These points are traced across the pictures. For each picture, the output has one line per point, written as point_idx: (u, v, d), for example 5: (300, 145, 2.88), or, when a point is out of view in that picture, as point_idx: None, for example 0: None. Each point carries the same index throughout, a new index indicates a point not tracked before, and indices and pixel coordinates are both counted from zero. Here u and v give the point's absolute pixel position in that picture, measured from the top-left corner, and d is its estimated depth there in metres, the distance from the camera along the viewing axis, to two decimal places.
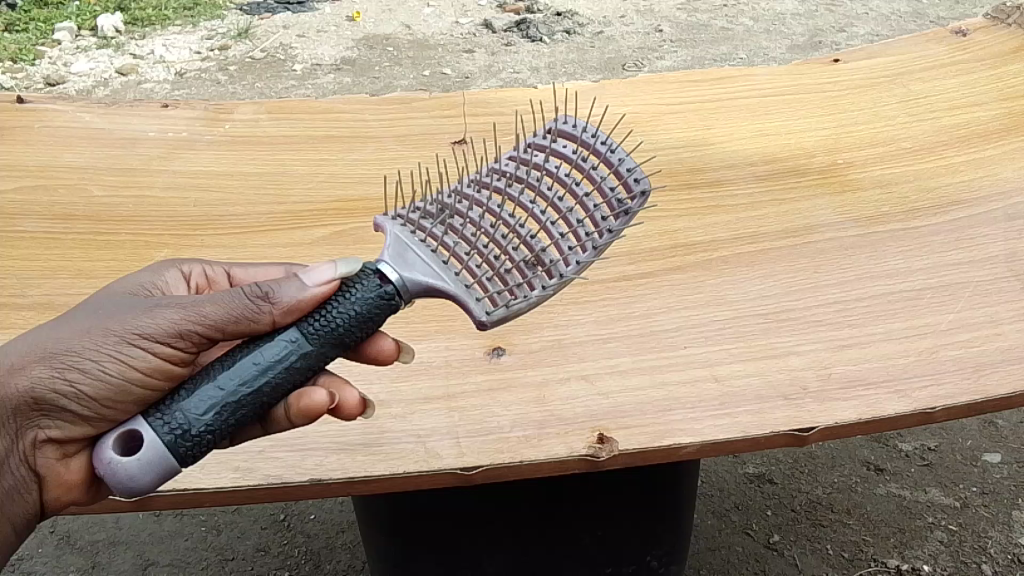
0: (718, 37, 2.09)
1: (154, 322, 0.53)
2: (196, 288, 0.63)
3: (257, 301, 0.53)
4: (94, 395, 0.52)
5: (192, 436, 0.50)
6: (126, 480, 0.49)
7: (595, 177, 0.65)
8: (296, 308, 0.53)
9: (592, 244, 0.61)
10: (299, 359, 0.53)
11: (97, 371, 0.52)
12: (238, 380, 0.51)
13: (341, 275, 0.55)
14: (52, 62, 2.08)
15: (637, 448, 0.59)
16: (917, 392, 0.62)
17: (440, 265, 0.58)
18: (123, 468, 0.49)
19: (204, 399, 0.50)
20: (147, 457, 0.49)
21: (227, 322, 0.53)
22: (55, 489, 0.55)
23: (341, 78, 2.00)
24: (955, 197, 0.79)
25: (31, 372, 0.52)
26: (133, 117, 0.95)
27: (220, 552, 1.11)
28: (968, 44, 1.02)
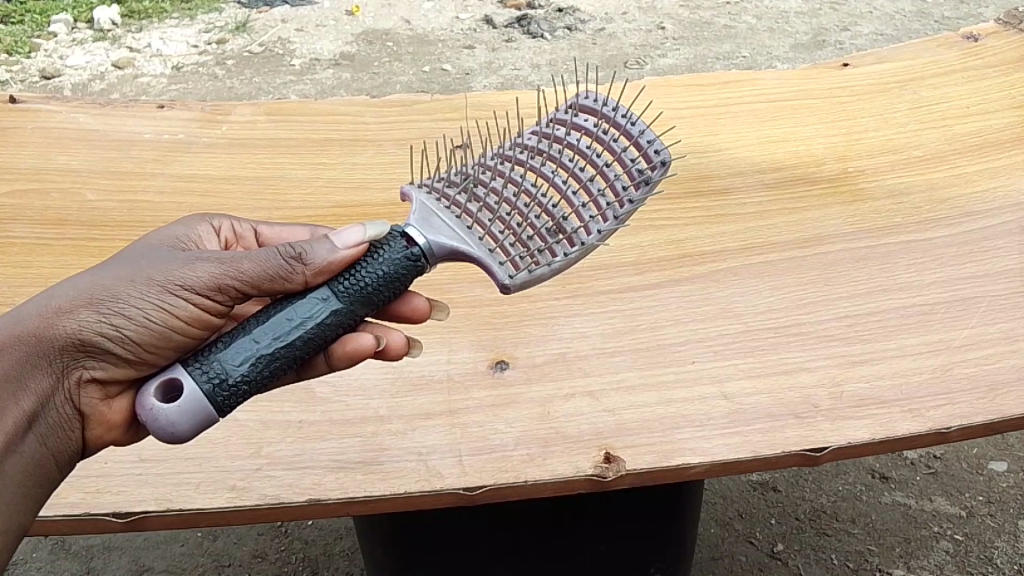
0: (721, 35, 2.06)
1: (195, 275, 0.54)
2: (226, 242, 0.67)
3: (289, 261, 0.55)
4: (140, 339, 0.53)
5: (229, 385, 0.51)
6: (164, 426, 0.50)
7: (615, 149, 0.68)
8: (328, 269, 0.56)
9: (613, 214, 0.64)
10: (330, 316, 0.55)
11: (140, 317, 0.53)
12: (273, 335, 0.53)
13: (369, 237, 0.57)
14: (48, 55, 2.06)
15: (644, 468, 0.58)
16: (932, 411, 0.60)
17: (463, 230, 0.61)
18: (162, 413, 0.50)
19: (240, 350, 0.52)
20: (187, 404, 0.50)
21: (262, 280, 0.55)
22: (98, 427, 0.55)
23: (340, 74, 1.98)
24: (968, 208, 0.77)
25: (79, 316, 0.53)
26: (128, 118, 0.93)
27: (216, 559, 1.09)
28: (980, 50, 1.00)
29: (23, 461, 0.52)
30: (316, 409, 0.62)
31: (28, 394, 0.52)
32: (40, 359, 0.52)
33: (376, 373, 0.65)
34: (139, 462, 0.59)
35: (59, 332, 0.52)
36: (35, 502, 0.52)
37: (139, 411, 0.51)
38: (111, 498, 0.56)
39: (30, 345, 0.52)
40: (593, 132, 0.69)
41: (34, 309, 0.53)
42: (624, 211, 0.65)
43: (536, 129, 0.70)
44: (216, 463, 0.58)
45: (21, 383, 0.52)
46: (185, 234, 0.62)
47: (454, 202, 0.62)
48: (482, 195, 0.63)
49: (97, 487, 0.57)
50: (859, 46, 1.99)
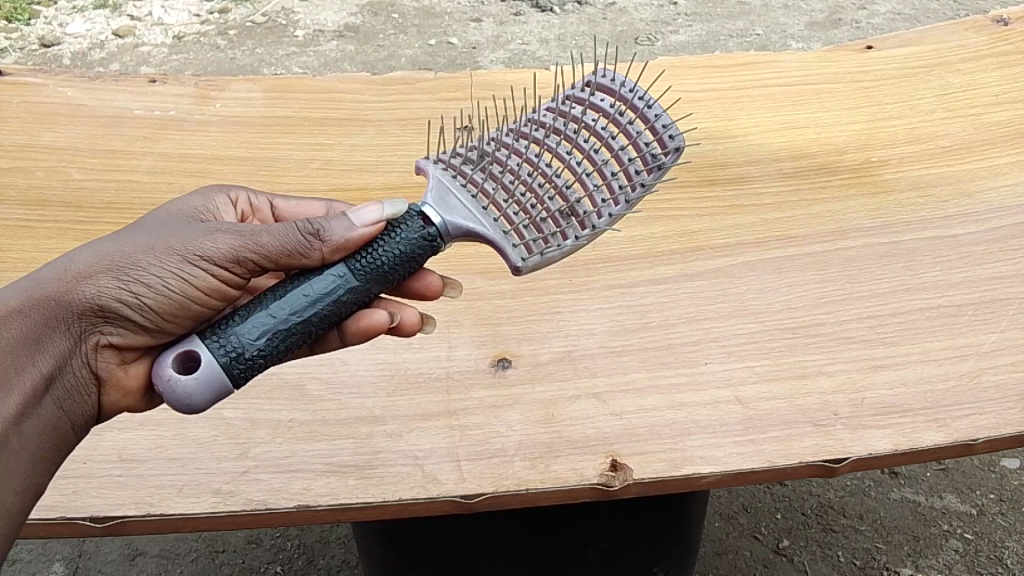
0: (734, 11, 2.00)
1: (214, 246, 0.52)
2: (243, 215, 0.63)
3: (308, 237, 0.53)
4: (160, 307, 0.51)
5: (245, 359, 0.49)
6: (182, 398, 0.48)
7: (630, 132, 0.63)
8: (346, 248, 0.53)
9: (625, 198, 0.60)
10: (346, 294, 0.53)
11: (160, 285, 0.51)
12: (290, 310, 0.51)
13: (388, 216, 0.55)
14: (47, 23, 2.01)
15: (652, 478, 0.55)
16: (958, 421, 0.57)
17: (479, 210, 0.57)
18: (182, 386, 0.48)
19: (257, 325, 0.50)
20: (204, 377, 0.48)
21: (279, 256, 0.52)
22: (112, 392, 0.53)
23: (344, 46, 1.93)
24: (997, 203, 0.74)
25: (99, 280, 0.51)
26: (117, 92, 0.89)
27: (210, 544, 1.06)
28: (1010, 34, 0.95)
29: (41, 422, 0.50)
30: (307, 407, 0.59)
31: (45, 355, 0.50)
32: (58, 322, 0.50)
33: (371, 369, 0.62)
34: (120, 462, 0.56)
35: (78, 295, 0.50)
36: (52, 466, 0.50)
37: (156, 382, 0.49)
38: (90, 501, 0.53)
39: (48, 307, 0.50)
40: (610, 113, 0.63)
41: (53, 272, 0.51)
42: (636, 195, 0.60)
43: (552, 105, 0.65)
44: (201, 464, 0.56)
45: (37, 344, 0.50)
46: (201, 205, 0.60)
47: (467, 179, 0.58)
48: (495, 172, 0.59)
49: (75, 487, 0.54)
50: (876, 26, 1.93)
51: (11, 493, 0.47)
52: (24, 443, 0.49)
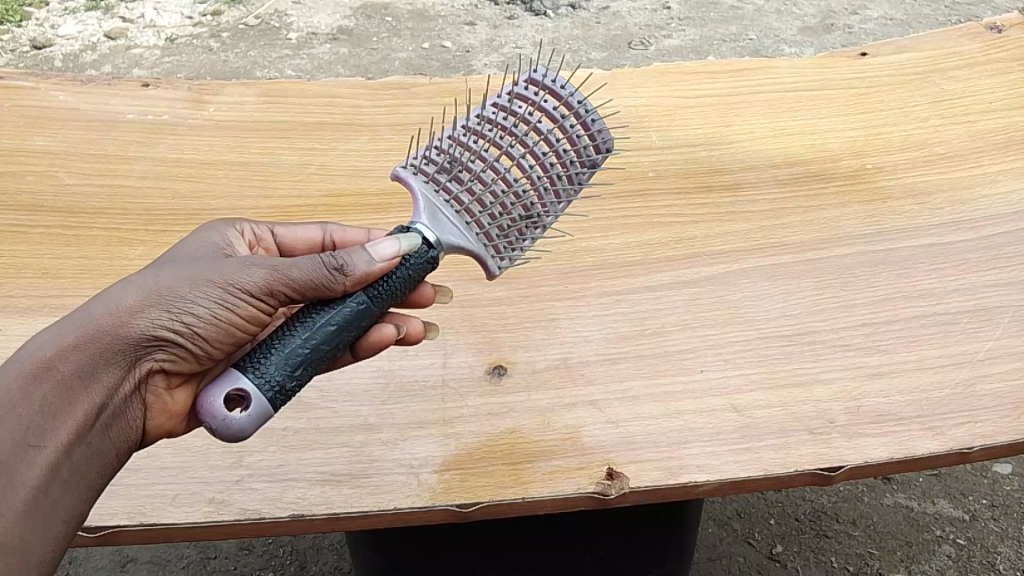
0: (728, 16, 2.01)
1: (252, 277, 0.51)
2: (251, 247, 0.62)
3: (332, 270, 0.52)
4: (210, 337, 0.51)
5: (285, 392, 0.50)
6: (236, 433, 0.48)
7: (570, 132, 0.63)
8: (367, 280, 0.53)
9: (568, 198, 0.63)
10: (365, 321, 0.54)
11: (207, 315, 0.50)
12: (320, 340, 0.51)
13: (403, 250, 0.55)
14: (39, 24, 2.00)
15: (647, 486, 0.55)
16: (954, 429, 0.57)
17: (463, 225, 0.58)
18: (238, 421, 0.48)
19: (293, 357, 0.50)
20: (256, 412, 0.48)
21: (305, 288, 0.52)
22: (158, 417, 0.53)
23: (337, 49, 1.93)
24: (991, 211, 0.74)
25: (150, 314, 0.49)
26: (109, 96, 0.88)
27: (201, 551, 1.05)
28: (1003, 42, 0.96)
29: (92, 452, 0.48)
30: (302, 416, 0.59)
31: (97, 387, 0.48)
32: (110, 355, 0.49)
33: (367, 377, 0.62)
34: None
35: (131, 327, 0.49)
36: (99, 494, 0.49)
37: (205, 418, 0.48)
38: None
39: (100, 340, 0.48)
40: (552, 113, 0.63)
41: (102, 306, 0.49)
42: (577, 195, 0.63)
43: (498, 103, 0.63)
44: (194, 473, 0.55)
45: (91, 376, 0.48)
46: (220, 241, 0.59)
47: (444, 192, 0.59)
48: (457, 179, 0.60)
49: None
50: (868, 31, 1.93)
51: (58, 523, 0.46)
52: (74, 473, 0.48)
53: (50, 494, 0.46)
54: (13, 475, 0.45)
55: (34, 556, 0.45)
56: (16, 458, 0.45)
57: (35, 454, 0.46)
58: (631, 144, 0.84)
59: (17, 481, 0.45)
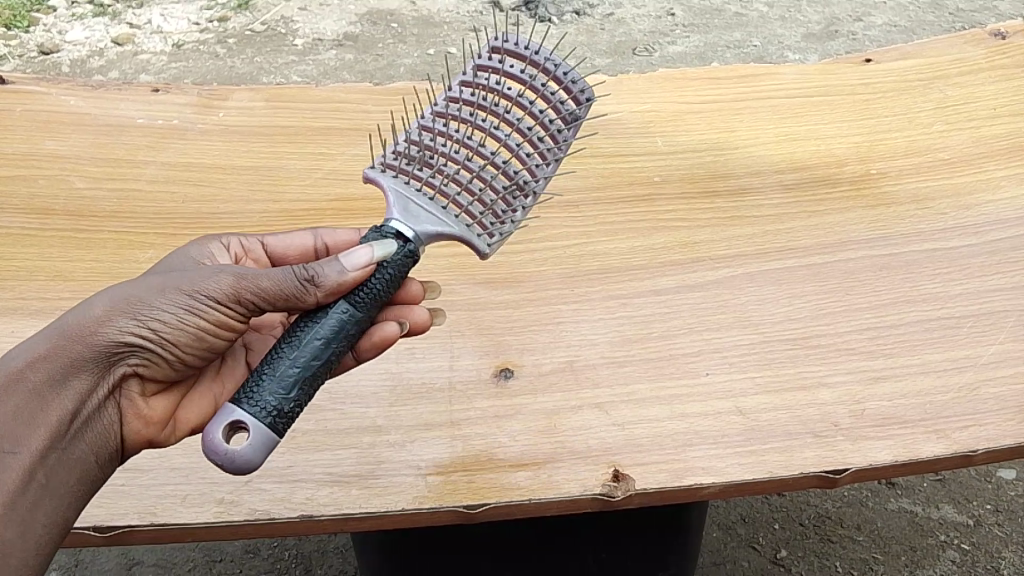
0: (732, 22, 2.01)
1: (218, 282, 0.51)
2: (236, 259, 0.63)
3: (303, 282, 0.52)
4: (179, 342, 0.52)
5: (287, 413, 0.49)
6: (242, 463, 0.47)
7: (536, 116, 0.68)
8: (341, 290, 0.53)
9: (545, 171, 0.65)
10: (353, 327, 0.53)
11: (174, 319, 0.51)
12: (310, 356, 0.51)
13: (379, 257, 0.54)
14: (46, 30, 2.01)
15: (653, 489, 0.55)
16: (957, 433, 0.57)
17: (441, 211, 0.59)
18: (242, 450, 0.47)
19: (287, 379, 0.50)
20: (258, 440, 0.47)
21: (276, 297, 0.52)
22: (137, 423, 0.54)
23: (343, 55, 1.94)
24: (994, 216, 0.74)
25: (117, 321, 0.50)
26: (119, 101, 0.89)
27: (208, 553, 1.06)
28: (1007, 48, 0.96)
29: (68, 457, 0.49)
30: (309, 417, 0.59)
31: (70, 394, 0.49)
32: (81, 363, 0.50)
33: (374, 379, 0.62)
34: (122, 472, 0.56)
35: (100, 335, 0.50)
36: (80, 499, 0.50)
37: (209, 455, 0.47)
38: (91, 511, 0.53)
39: (70, 348, 0.50)
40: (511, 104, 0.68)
41: (72, 317, 0.50)
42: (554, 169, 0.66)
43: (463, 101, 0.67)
44: (203, 474, 0.56)
45: (63, 384, 0.49)
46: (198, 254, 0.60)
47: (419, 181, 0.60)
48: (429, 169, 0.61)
49: None
50: (872, 37, 1.94)
51: (40, 526, 0.47)
52: (52, 478, 0.48)
53: (29, 497, 0.47)
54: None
55: (12, 559, 0.46)
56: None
57: (9, 460, 0.47)
58: (636, 150, 0.84)
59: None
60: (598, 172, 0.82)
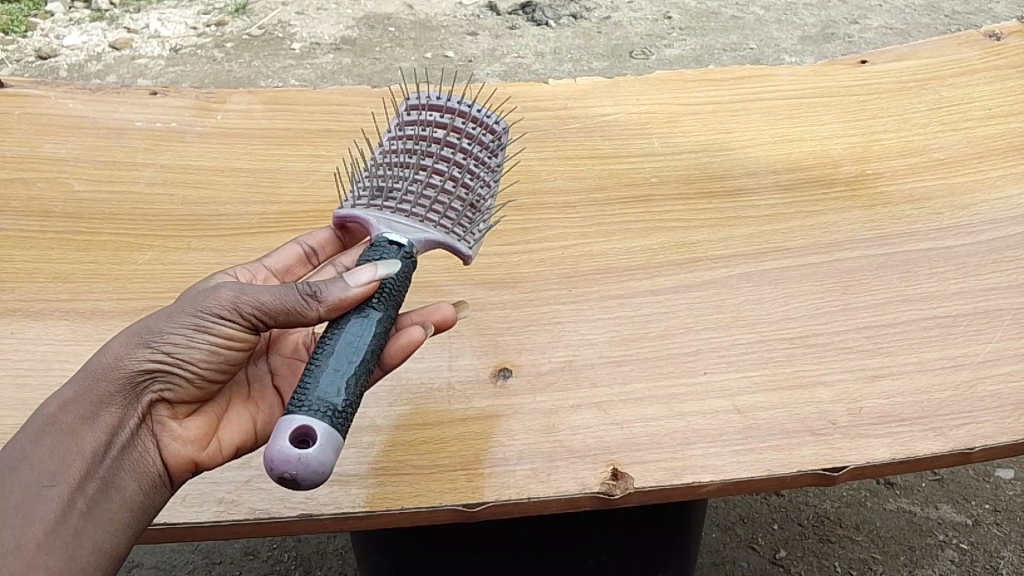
0: (728, 25, 2.02)
1: (219, 299, 0.51)
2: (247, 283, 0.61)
3: (306, 297, 0.51)
4: (198, 359, 0.51)
5: (341, 412, 0.46)
6: (319, 468, 0.43)
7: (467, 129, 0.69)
8: (344, 307, 0.51)
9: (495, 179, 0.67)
10: (381, 327, 0.51)
11: (185, 340, 0.50)
12: (348, 357, 0.49)
13: (382, 275, 0.53)
14: (44, 35, 2.01)
15: (652, 487, 0.55)
16: (955, 430, 0.58)
17: (417, 222, 0.60)
18: (314, 454, 0.43)
19: (331, 381, 0.47)
20: (326, 438, 0.44)
21: (278, 313, 0.51)
22: (176, 444, 0.52)
23: (340, 59, 1.94)
24: (990, 215, 0.75)
25: (131, 352, 0.50)
26: (119, 104, 0.89)
27: (207, 555, 1.06)
28: (1002, 49, 0.97)
29: (106, 486, 0.49)
30: None
31: (100, 426, 0.50)
32: (106, 395, 0.50)
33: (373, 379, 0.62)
34: None
35: (120, 367, 0.50)
36: (127, 525, 0.50)
37: (278, 471, 0.43)
38: None
39: (94, 384, 0.50)
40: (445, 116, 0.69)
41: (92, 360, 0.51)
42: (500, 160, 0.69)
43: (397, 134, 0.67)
44: (203, 474, 0.56)
45: (92, 419, 0.50)
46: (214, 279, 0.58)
47: (390, 206, 0.60)
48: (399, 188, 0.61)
49: None
50: (868, 40, 1.95)
51: (86, 552, 0.48)
52: (94, 506, 0.49)
53: (69, 525, 0.47)
54: (28, 515, 0.47)
55: None
56: (29, 500, 0.47)
57: (47, 493, 0.48)
58: (634, 151, 0.85)
59: (32, 518, 0.47)
60: (596, 173, 0.82)
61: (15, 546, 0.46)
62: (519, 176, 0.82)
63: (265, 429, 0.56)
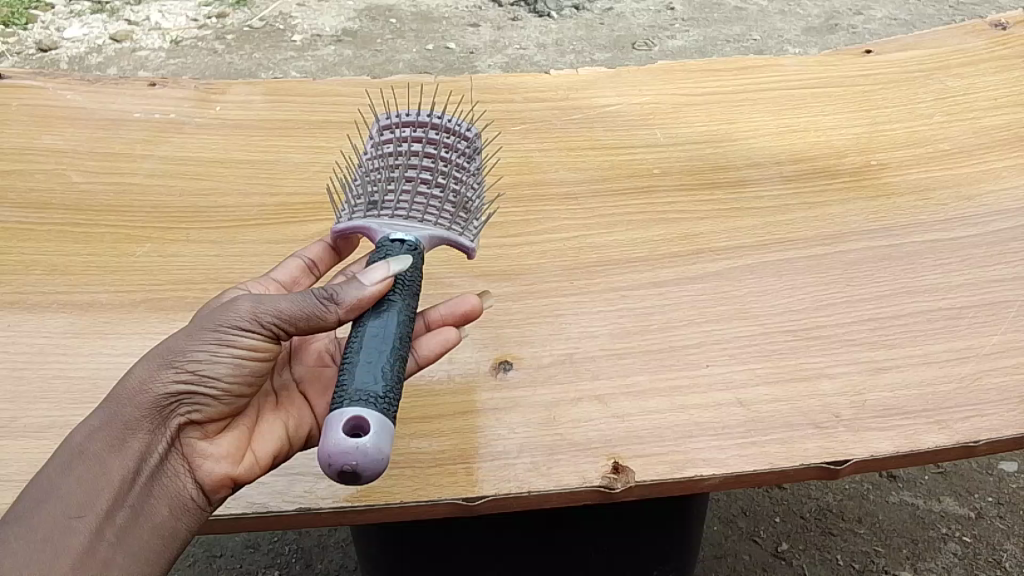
0: (731, 16, 2.01)
1: (239, 313, 0.50)
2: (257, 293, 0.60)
3: (324, 301, 0.50)
4: (225, 375, 0.50)
5: (385, 398, 0.45)
6: (377, 455, 0.43)
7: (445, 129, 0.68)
8: (363, 306, 0.50)
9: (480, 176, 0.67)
10: (404, 317, 0.51)
11: (209, 358, 0.49)
12: (378, 349, 0.48)
13: (397, 270, 0.52)
14: (45, 27, 2.00)
15: (653, 480, 0.55)
16: (959, 423, 0.57)
17: (414, 223, 0.59)
18: (372, 441, 0.43)
19: (367, 371, 0.46)
20: (379, 426, 0.43)
21: (297, 322, 0.50)
22: (208, 464, 0.51)
23: (342, 51, 1.93)
24: (995, 206, 0.74)
25: (155, 375, 0.49)
26: (117, 96, 0.89)
27: (208, 548, 1.06)
28: (1009, 39, 0.96)
29: (135, 514, 0.49)
30: None
31: (128, 453, 0.48)
32: (134, 421, 0.49)
33: None
34: None
35: (146, 391, 0.49)
36: (158, 551, 0.49)
37: (337, 464, 0.42)
38: None
39: (121, 411, 0.49)
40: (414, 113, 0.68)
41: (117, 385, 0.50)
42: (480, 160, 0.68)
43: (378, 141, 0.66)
44: None
45: (118, 446, 0.49)
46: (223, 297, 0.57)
47: (386, 212, 0.59)
48: (396, 192, 0.61)
49: None
50: (872, 31, 1.93)
51: None
52: (125, 534, 0.48)
53: (100, 555, 0.47)
54: (57, 550, 0.46)
55: None
56: (56, 532, 0.46)
57: (76, 523, 0.47)
58: (636, 142, 0.84)
59: (60, 550, 0.46)
60: (598, 165, 0.82)
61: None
62: (521, 167, 0.82)
63: (297, 436, 0.55)
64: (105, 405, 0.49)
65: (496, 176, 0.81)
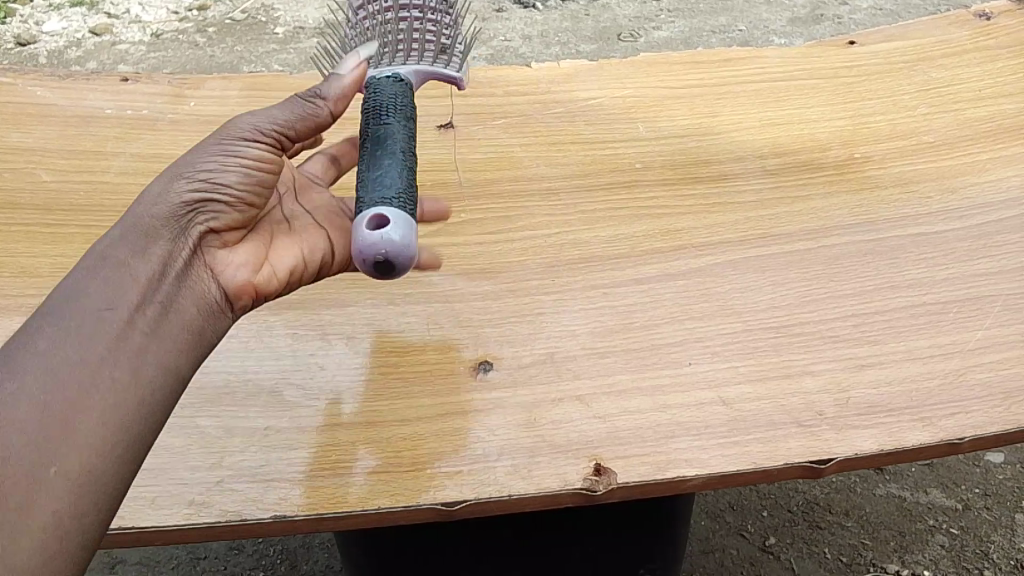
0: (717, 7, 2.00)
1: (236, 176, 0.55)
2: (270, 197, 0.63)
3: (314, 99, 0.59)
4: (236, 183, 0.55)
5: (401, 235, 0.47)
6: (405, 244, 0.48)
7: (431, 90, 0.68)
8: (347, 96, 0.59)
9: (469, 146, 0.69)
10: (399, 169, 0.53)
11: (220, 178, 0.55)
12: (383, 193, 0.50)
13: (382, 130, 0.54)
14: (23, 21, 1.97)
15: (635, 482, 0.54)
16: (944, 420, 0.56)
17: None
18: (398, 229, 0.48)
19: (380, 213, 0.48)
20: (408, 238, 0.48)
21: (294, 124, 0.58)
22: (230, 272, 0.55)
23: (325, 43, 1.91)
24: (980, 198, 0.73)
25: (172, 188, 0.54)
26: (89, 91, 0.87)
27: (192, 551, 1.05)
28: (992, 29, 0.95)
29: (156, 326, 0.49)
30: (284, 415, 0.58)
31: (149, 263, 0.51)
32: (156, 232, 0.53)
33: (349, 374, 0.61)
34: None
35: (165, 202, 0.54)
36: (169, 389, 0.48)
37: (371, 254, 0.47)
38: None
39: (143, 244, 0.52)
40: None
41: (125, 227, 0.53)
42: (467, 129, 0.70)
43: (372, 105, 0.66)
44: (175, 474, 0.54)
45: (143, 253, 0.52)
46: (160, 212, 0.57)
47: None
48: None
49: None
50: (858, 21, 1.93)
51: (129, 399, 0.46)
52: (152, 333, 0.49)
53: (118, 361, 0.46)
54: (74, 359, 0.45)
55: (103, 435, 0.44)
56: (78, 331, 0.47)
57: (101, 320, 0.47)
58: (618, 136, 0.83)
59: (79, 361, 0.45)
60: (580, 159, 0.80)
61: (55, 396, 0.44)
62: (501, 162, 0.80)
63: (309, 255, 0.59)
64: (94, 272, 0.50)
65: (477, 172, 0.79)
